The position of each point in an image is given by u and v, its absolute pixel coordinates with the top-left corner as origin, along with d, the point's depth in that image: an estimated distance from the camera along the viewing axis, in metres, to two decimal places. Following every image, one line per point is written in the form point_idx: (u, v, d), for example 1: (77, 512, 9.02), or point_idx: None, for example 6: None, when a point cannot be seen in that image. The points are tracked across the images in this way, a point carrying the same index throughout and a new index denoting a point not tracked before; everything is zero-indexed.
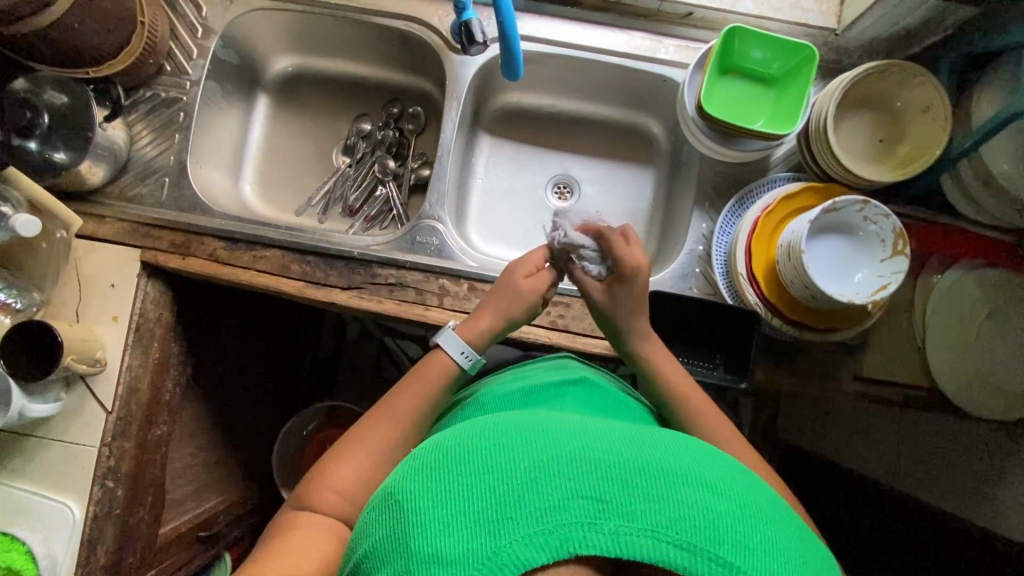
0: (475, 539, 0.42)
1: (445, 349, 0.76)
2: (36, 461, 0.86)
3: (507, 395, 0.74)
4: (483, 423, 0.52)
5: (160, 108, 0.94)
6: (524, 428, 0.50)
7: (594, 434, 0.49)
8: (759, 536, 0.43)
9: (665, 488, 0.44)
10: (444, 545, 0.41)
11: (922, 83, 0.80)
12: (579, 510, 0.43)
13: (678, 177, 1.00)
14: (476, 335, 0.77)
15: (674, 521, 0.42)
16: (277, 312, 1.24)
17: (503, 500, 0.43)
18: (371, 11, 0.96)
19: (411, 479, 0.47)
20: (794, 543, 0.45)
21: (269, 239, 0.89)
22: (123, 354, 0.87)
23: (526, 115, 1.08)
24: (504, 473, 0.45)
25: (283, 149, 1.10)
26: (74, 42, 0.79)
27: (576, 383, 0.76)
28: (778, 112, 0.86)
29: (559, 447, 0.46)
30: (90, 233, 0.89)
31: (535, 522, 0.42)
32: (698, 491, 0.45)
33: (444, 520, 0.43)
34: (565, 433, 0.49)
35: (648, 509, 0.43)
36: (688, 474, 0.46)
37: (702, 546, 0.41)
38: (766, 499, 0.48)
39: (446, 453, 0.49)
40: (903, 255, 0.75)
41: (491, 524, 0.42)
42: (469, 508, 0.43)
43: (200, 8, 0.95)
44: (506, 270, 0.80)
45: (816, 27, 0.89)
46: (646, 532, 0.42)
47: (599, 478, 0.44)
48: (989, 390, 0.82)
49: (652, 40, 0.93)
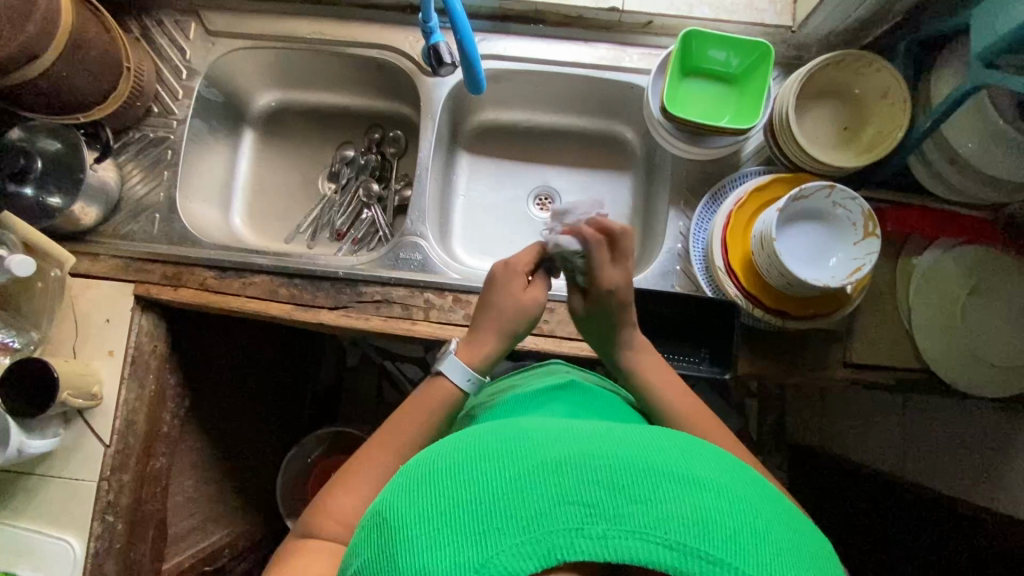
0: (461, 553, 0.38)
1: (447, 375, 0.74)
2: (36, 499, 0.87)
3: (502, 403, 0.74)
4: (474, 432, 0.47)
5: (149, 147, 0.98)
6: (510, 432, 0.46)
7: (583, 433, 0.45)
8: (758, 532, 0.39)
9: (658, 488, 0.40)
10: (428, 562, 0.38)
11: (877, 70, 0.82)
12: (567, 515, 0.39)
13: (654, 179, 1.02)
14: (480, 359, 0.75)
15: (665, 520, 0.38)
16: (276, 340, 1.26)
17: (488, 511, 0.39)
18: (346, 42, 1.00)
19: (396, 494, 0.44)
20: (798, 539, 0.41)
21: (257, 265, 0.91)
22: (119, 387, 0.88)
23: (504, 131, 1.11)
24: (489, 483, 0.41)
25: (270, 180, 1.13)
26: (64, 90, 0.83)
27: (568, 387, 0.74)
28: (742, 108, 0.89)
29: (546, 451, 0.42)
30: (84, 271, 0.92)
31: (522, 531, 0.38)
32: (692, 487, 0.40)
33: (428, 537, 0.39)
34: (552, 434, 0.45)
35: (640, 510, 0.39)
36: (681, 469, 0.41)
37: (695, 546, 0.37)
38: (766, 492, 0.44)
39: (429, 464, 0.45)
40: (875, 237, 0.75)
41: (477, 536, 0.38)
42: (454, 522, 0.39)
43: (184, 50, 1.00)
44: (501, 282, 0.76)
45: (772, 26, 0.92)
46: (636, 535, 0.38)
47: (587, 481, 0.40)
48: (981, 368, 0.82)
49: (615, 50, 0.97)
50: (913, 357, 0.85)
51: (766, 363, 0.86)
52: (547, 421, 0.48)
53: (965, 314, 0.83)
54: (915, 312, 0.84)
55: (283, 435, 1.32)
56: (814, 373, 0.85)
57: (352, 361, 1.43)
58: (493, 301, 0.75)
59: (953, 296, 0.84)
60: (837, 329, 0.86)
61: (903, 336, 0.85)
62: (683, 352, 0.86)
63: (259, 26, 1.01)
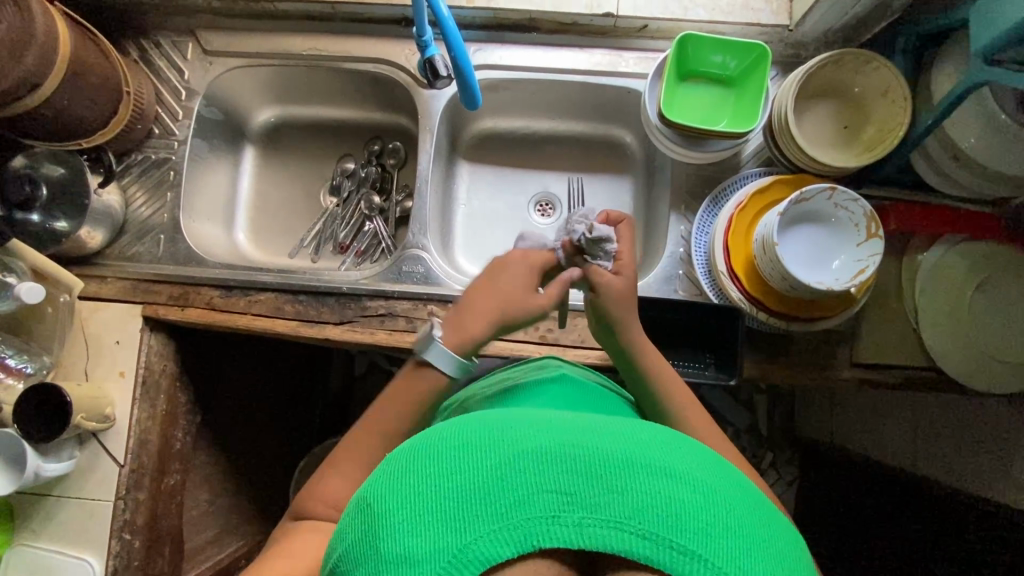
0: (439, 539, 0.38)
1: (433, 363, 0.68)
2: (54, 519, 0.88)
3: (489, 397, 0.70)
4: (460, 419, 0.47)
5: (152, 169, 0.99)
6: (493, 420, 0.45)
7: (564, 423, 0.44)
8: (731, 524, 0.39)
9: (635, 478, 0.39)
10: (408, 547, 0.37)
11: (876, 68, 0.82)
12: (544, 503, 0.38)
13: (654, 183, 1.02)
14: (462, 338, 0.69)
15: (639, 510, 0.38)
16: (286, 354, 1.26)
17: (466, 498, 0.39)
18: (342, 57, 1.00)
19: (380, 479, 0.43)
20: (770, 532, 0.40)
21: (263, 282, 0.92)
22: (131, 408, 0.90)
23: (502, 138, 1.11)
24: (469, 470, 0.40)
25: (272, 195, 1.14)
26: (65, 118, 0.84)
27: (559, 381, 0.71)
28: (741, 111, 0.88)
29: (527, 440, 0.41)
30: (93, 294, 0.93)
31: (499, 518, 0.38)
32: (668, 479, 0.40)
33: (408, 523, 0.38)
34: (533, 423, 0.44)
35: (615, 499, 0.38)
36: (659, 461, 0.41)
37: (666, 535, 0.37)
38: (744, 486, 0.43)
39: (414, 450, 0.44)
40: (878, 238, 0.75)
41: (454, 522, 0.38)
42: (434, 507, 0.39)
43: (183, 72, 1.01)
44: (517, 265, 0.73)
45: (768, 25, 0.92)
46: (610, 523, 0.38)
47: (564, 470, 0.40)
48: (989, 364, 0.81)
49: (611, 55, 0.96)
50: (921, 355, 0.84)
51: (771, 364, 0.86)
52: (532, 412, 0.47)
53: (973, 309, 0.83)
54: (922, 308, 0.84)
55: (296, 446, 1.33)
56: (821, 374, 0.85)
57: (360, 368, 1.42)
58: (498, 286, 0.71)
59: (962, 290, 0.83)
60: (842, 328, 0.85)
61: (909, 333, 0.85)
62: (686, 358, 0.86)
63: (255, 44, 1.01)
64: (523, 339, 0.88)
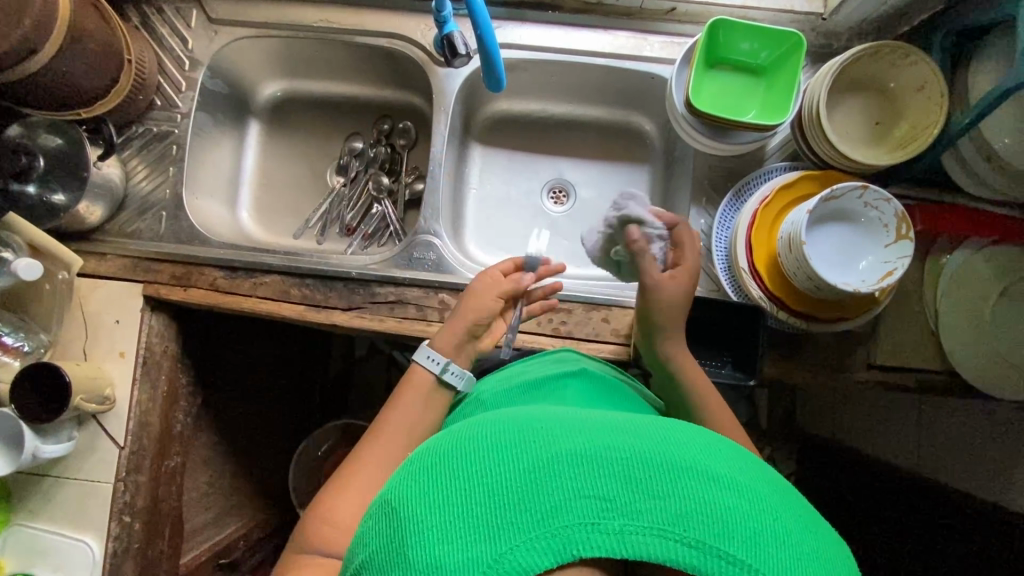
0: (472, 547, 0.35)
1: (420, 364, 0.74)
2: (52, 500, 0.87)
3: (505, 389, 0.68)
4: (487, 420, 0.44)
5: (153, 142, 0.95)
6: (522, 421, 0.43)
7: (597, 424, 0.42)
8: (777, 532, 0.37)
9: (677, 483, 0.37)
10: (439, 555, 0.35)
11: (914, 62, 0.79)
12: (582, 509, 0.36)
13: (673, 174, 0.99)
14: (454, 345, 0.75)
15: (684, 517, 0.36)
16: (288, 336, 1.23)
17: (500, 504, 0.37)
18: (354, 30, 0.96)
19: (406, 482, 0.41)
20: (818, 540, 0.38)
21: (268, 265, 0.89)
22: (132, 389, 0.87)
23: (517, 121, 1.07)
24: (501, 474, 0.38)
25: (278, 173, 1.10)
26: (62, 86, 0.80)
27: (575, 373, 0.68)
28: (770, 103, 0.86)
29: (562, 441, 0.39)
30: (92, 271, 0.90)
31: (536, 526, 0.35)
32: (712, 484, 0.37)
33: (439, 529, 0.36)
34: (566, 424, 0.42)
35: (658, 505, 0.36)
36: (701, 464, 0.39)
37: (714, 544, 0.35)
38: (787, 492, 0.41)
39: (442, 451, 0.42)
40: (908, 239, 0.73)
41: (488, 530, 0.36)
42: (466, 514, 0.36)
43: (186, 40, 0.96)
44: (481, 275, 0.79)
45: (802, 13, 0.89)
46: (654, 531, 0.35)
47: (602, 473, 0.37)
48: (1009, 373, 0.80)
49: (637, 38, 0.93)
50: (940, 359, 0.83)
51: (788, 364, 0.84)
52: (561, 411, 0.45)
53: (995, 315, 0.81)
54: (943, 313, 0.82)
55: (297, 430, 1.31)
56: (837, 375, 0.84)
57: (360, 351, 1.39)
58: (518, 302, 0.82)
59: (984, 296, 0.82)
60: (862, 330, 0.84)
61: (928, 338, 0.83)
62: (706, 355, 0.84)
63: (262, 14, 0.97)
64: (535, 330, 0.86)
